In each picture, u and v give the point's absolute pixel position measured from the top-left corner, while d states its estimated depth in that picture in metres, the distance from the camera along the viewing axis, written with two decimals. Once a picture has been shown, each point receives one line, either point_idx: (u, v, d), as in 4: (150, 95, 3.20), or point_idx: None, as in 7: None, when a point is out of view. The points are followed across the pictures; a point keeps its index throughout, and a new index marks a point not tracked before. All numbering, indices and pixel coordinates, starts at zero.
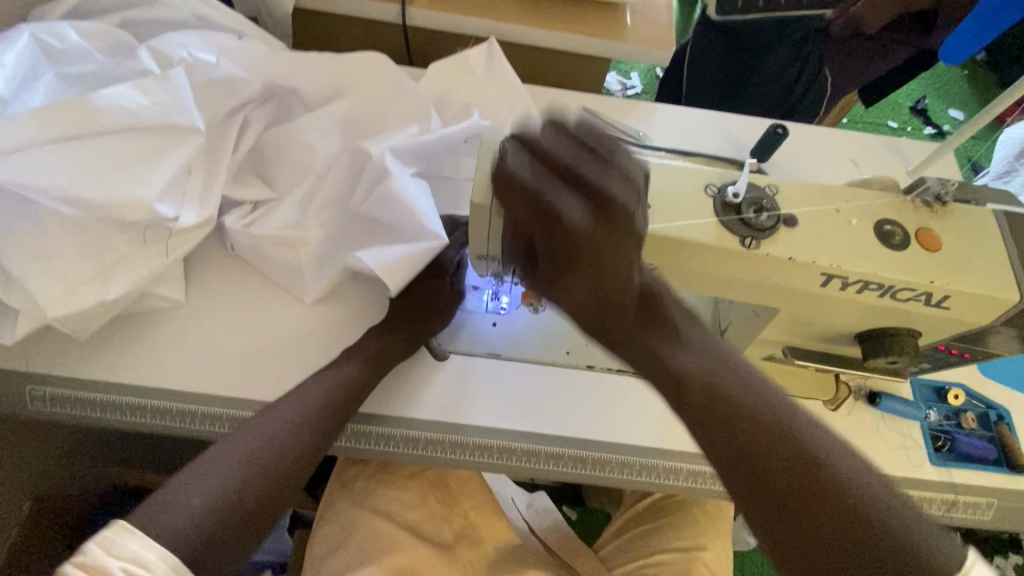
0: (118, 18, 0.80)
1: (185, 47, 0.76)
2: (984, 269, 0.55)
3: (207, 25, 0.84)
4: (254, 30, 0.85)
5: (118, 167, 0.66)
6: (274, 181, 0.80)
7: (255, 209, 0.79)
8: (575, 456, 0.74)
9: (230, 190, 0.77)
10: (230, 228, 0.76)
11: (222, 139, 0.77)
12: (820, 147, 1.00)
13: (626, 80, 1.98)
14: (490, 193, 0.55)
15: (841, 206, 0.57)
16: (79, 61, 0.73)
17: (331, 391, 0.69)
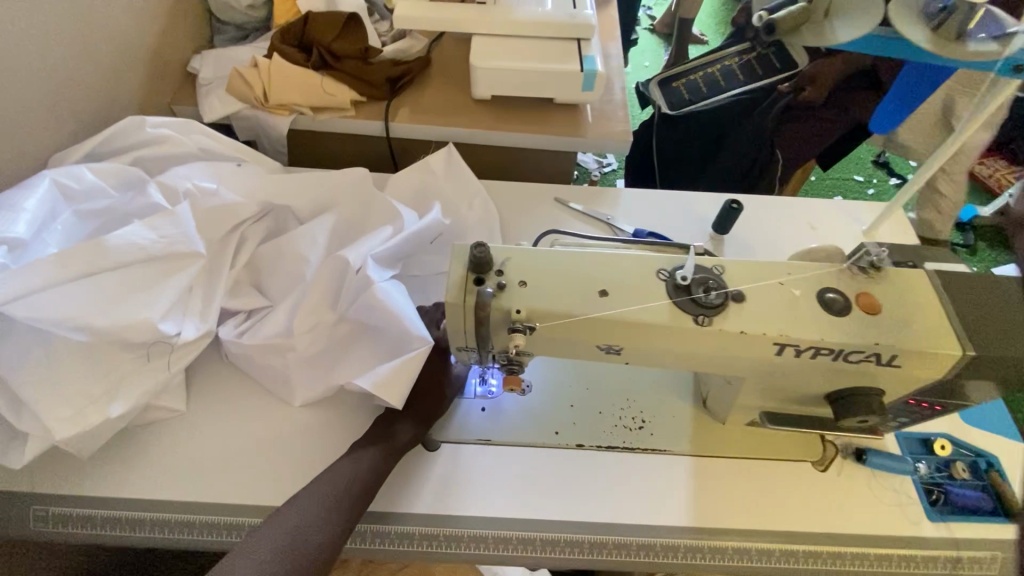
0: (131, 156, 0.91)
1: (189, 179, 0.86)
2: (923, 326, 0.60)
3: (210, 155, 0.95)
4: (251, 154, 0.97)
5: (126, 295, 0.73)
6: (269, 290, 0.87)
7: (249, 317, 0.85)
8: (569, 540, 0.74)
9: (227, 301, 0.84)
10: (225, 338, 0.82)
11: (221, 257, 0.85)
12: (778, 215, 1.08)
13: (603, 160, 2.13)
14: (461, 293, 0.59)
15: (785, 279, 0.62)
16: (94, 199, 0.81)
17: (347, 480, 0.71)
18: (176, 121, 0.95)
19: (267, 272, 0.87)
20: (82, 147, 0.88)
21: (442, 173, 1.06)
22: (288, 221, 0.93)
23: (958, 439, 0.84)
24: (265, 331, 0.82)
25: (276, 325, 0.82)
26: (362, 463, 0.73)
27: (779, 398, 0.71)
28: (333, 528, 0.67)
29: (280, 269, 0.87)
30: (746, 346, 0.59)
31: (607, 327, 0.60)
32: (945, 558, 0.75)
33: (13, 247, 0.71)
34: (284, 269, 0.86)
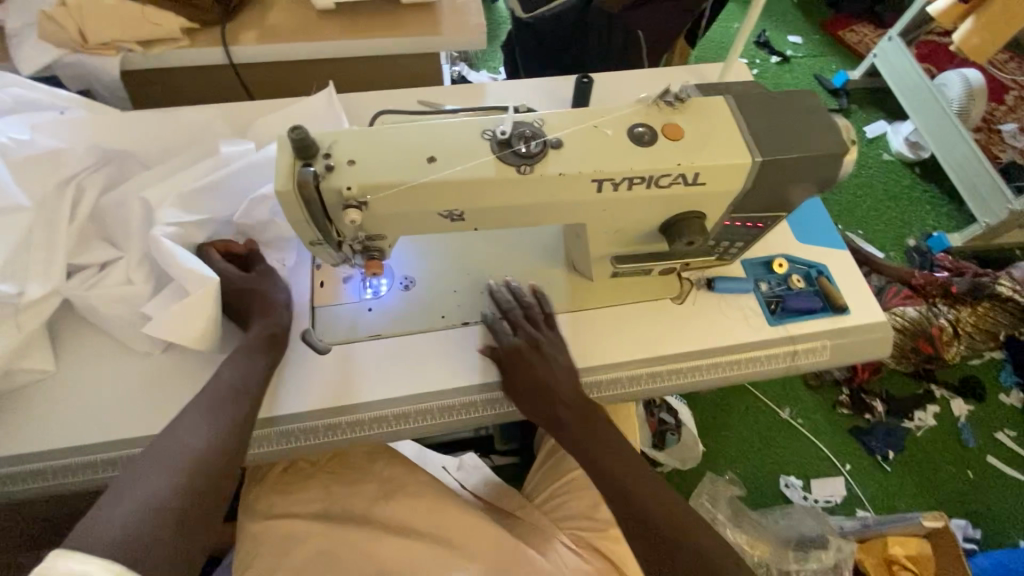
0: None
1: (3, 133, 0.80)
2: (721, 144, 0.67)
3: (30, 106, 0.87)
4: (79, 101, 0.90)
5: None
6: (117, 240, 0.83)
7: (100, 270, 0.81)
8: (463, 404, 0.82)
9: (74, 256, 0.80)
10: (74, 295, 0.79)
11: (56, 210, 0.80)
12: (632, 85, 1.12)
13: (495, 74, 2.11)
14: (291, 180, 0.60)
15: (599, 121, 0.67)
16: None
17: (223, 394, 0.71)
18: None
19: (113, 220, 0.83)
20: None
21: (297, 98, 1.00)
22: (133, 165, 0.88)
23: (794, 256, 0.96)
24: (122, 280, 0.80)
25: (137, 268, 0.80)
26: (233, 377, 0.74)
27: (623, 238, 0.78)
28: (223, 431, 0.68)
29: (124, 212, 0.83)
30: (568, 186, 0.65)
31: (438, 191, 0.63)
32: (784, 353, 0.89)
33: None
34: (127, 212, 0.82)
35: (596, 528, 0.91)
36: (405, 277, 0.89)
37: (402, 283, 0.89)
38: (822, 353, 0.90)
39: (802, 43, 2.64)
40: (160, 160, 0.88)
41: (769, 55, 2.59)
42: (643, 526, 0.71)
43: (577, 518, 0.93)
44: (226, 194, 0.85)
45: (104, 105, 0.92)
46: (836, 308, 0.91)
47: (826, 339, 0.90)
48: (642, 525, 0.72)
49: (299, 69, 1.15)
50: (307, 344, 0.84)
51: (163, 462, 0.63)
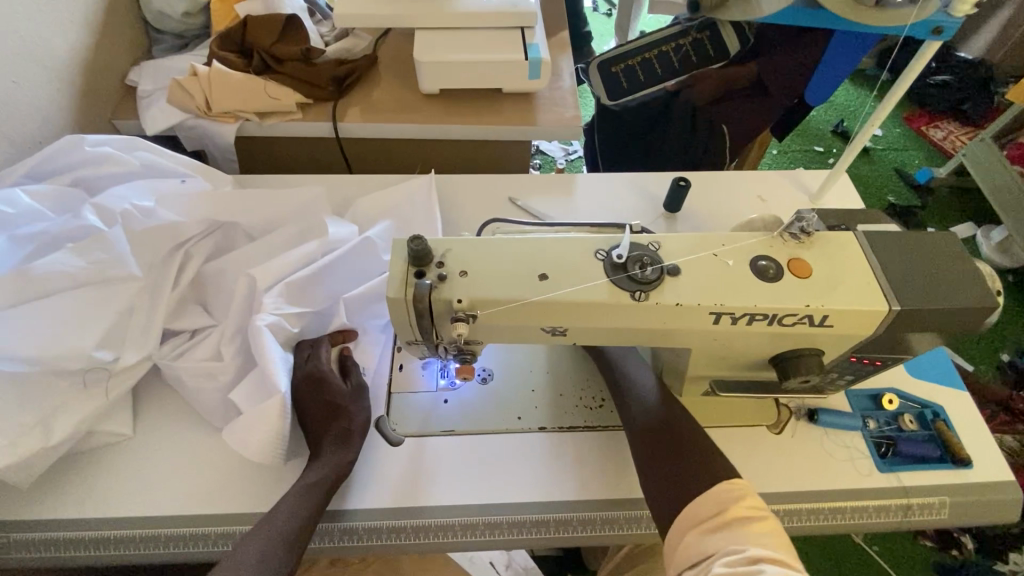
0: (69, 176, 0.88)
1: (127, 200, 0.83)
2: (853, 286, 0.62)
3: (155, 170, 0.92)
4: (197, 168, 0.94)
5: (59, 326, 0.72)
6: (213, 310, 0.86)
7: (191, 337, 0.83)
8: (536, 521, 0.75)
9: (169, 323, 0.82)
10: (161, 364, 0.79)
11: (162, 276, 0.82)
12: (725, 188, 1.09)
13: (568, 148, 2.14)
14: (403, 287, 0.59)
15: (718, 250, 0.64)
16: (24, 222, 0.79)
17: (276, 535, 0.66)
18: (118, 138, 0.92)
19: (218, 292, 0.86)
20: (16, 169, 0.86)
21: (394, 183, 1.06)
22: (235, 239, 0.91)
23: (904, 392, 0.87)
24: (211, 355, 0.81)
25: (228, 344, 0.81)
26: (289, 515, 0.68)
27: (726, 365, 0.73)
28: (306, 530, 0.68)
29: (225, 285, 0.86)
30: (684, 317, 0.61)
31: (547, 310, 0.61)
32: (896, 506, 0.79)
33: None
34: (228, 283, 0.86)
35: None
36: (484, 369, 0.86)
37: (481, 376, 0.86)
38: (942, 512, 0.79)
39: (883, 136, 2.57)
40: (264, 233, 0.91)
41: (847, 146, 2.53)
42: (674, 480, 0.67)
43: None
44: (327, 279, 0.87)
45: (221, 175, 0.97)
46: (957, 462, 0.80)
47: (946, 495, 0.79)
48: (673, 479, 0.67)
49: (396, 145, 1.19)
50: (380, 433, 0.81)
51: (251, 562, 0.63)
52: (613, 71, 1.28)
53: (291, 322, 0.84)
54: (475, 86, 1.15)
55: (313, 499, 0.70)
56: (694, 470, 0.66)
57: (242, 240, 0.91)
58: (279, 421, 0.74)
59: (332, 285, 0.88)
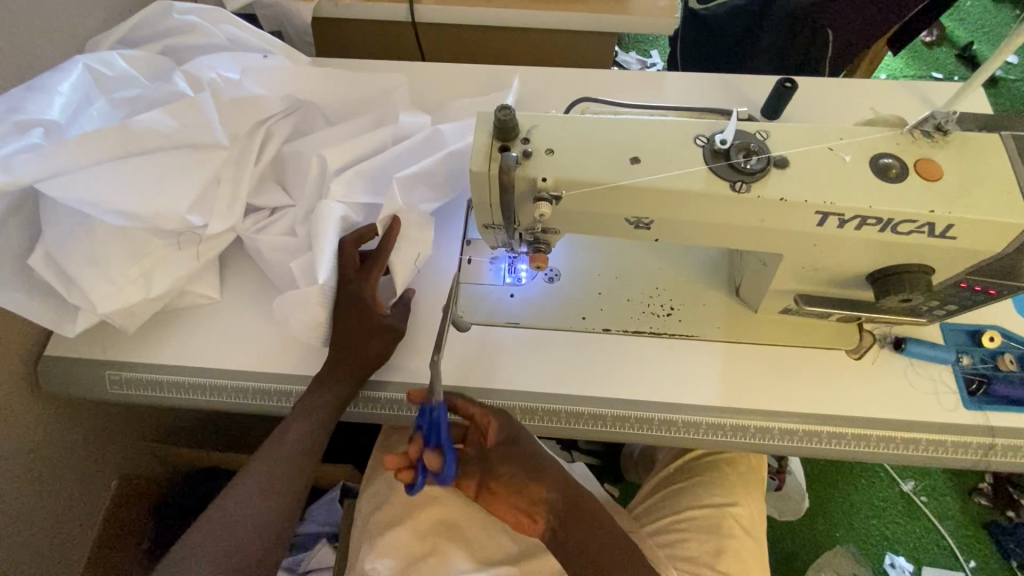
0: (161, 46, 0.89)
1: (213, 69, 0.84)
2: (989, 194, 0.55)
3: (240, 46, 0.92)
4: (280, 47, 0.93)
5: (154, 185, 0.74)
6: (290, 189, 0.87)
7: (271, 214, 0.86)
8: (593, 414, 0.77)
9: (254, 198, 0.85)
10: (244, 235, 0.83)
11: (245, 152, 0.84)
12: (834, 95, 0.97)
13: (647, 58, 1.97)
14: (487, 161, 0.58)
15: (835, 144, 0.57)
16: (121, 85, 0.81)
17: (292, 452, 0.74)
18: (203, 7, 0.91)
19: (292, 170, 0.87)
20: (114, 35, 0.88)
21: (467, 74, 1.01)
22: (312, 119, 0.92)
23: (1010, 332, 0.80)
24: (289, 231, 0.83)
25: (303, 222, 0.83)
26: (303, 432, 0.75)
27: (818, 278, 0.68)
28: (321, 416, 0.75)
29: (302, 162, 0.86)
30: (787, 214, 0.56)
31: (636, 195, 0.57)
32: (978, 445, 0.74)
33: (49, 129, 0.71)
34: (303, 161, 0.86)
35: None
36: (551, 268, 0.85)
37: (548, 275, 0.85)
38: None
39: (1020, 63, 2.20)
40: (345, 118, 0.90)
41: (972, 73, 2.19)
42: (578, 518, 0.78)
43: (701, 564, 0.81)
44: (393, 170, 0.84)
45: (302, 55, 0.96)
46: None
47: None
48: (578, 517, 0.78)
49: (472, 34, 1.13)
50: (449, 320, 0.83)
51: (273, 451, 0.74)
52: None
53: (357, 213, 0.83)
54: None
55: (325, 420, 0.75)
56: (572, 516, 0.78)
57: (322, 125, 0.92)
58: (319, 309, 0.77)
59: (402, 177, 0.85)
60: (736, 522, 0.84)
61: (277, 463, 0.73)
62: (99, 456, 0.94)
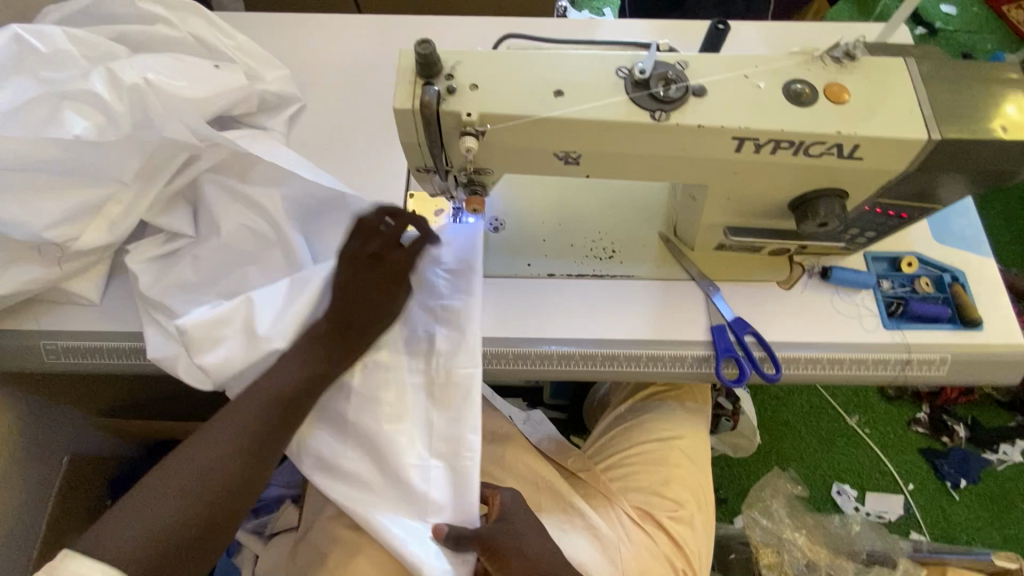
0: (114, 31, 0.81)
1: (139, 72, 0.75)
2: (892, 115, 0.58)
3: (206, 47, 0.85)
4: (238, 59, 0.86)
5: (20, 195, 0.70)
6: (200, 219, 0.79)
7: (168, 237, 0.80)
8: (539, 354, 0.79)
9: (154, 218, 0.78)
10: (130, 261, 0.77)
11: (155, 174, 0.77)
12: (767, 38, 0.99)
13: (598, 16, 1.95)
14: (410, 98, 0.57)
15: (750, 71, 0.59)
16: (49, 65, 0.74)
17: (268, 399, 0.70)
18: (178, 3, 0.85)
19: (206, 205, 0.79)
20: (69, 7, 0.82)
21: (405, 25, 1.00)
22: (257, 118, 0.89)
23: (927, 257, 0.85)
24: (193, 263, 0.78)
25: (211, 254, 0.78)
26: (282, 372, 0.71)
27: (744, 208, 0.71)
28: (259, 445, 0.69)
29: (228, 204, 0.79)
30: (705, 141, 0.58)
31: (562, 128, 0.58)
32: (896, 361, 0.79)
33: None
34: (231, 204, 0.79)
35: (665, 508, 0.88)
36: (494, 218, 0.86)
37: (491, 223, 0.86)
38: (941, 369, 0.79)
39: (957, 14, 2.27)
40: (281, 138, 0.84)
41: (913, 24, 2.24)
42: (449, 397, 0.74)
43: (648, 493, 0.89)
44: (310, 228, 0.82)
45: (277, 62, 0.91)
46: (967, 322, 0.80)
47: (950, 354, 0.79)
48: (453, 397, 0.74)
49: None
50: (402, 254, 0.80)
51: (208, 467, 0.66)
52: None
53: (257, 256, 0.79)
54: None
55: (315, 364, 0.72)
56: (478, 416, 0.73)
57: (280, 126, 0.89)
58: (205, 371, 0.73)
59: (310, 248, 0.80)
60: (681, 453, 0.91)
61: (252, 398, 0.70)
62: (41, 448, 0.92)
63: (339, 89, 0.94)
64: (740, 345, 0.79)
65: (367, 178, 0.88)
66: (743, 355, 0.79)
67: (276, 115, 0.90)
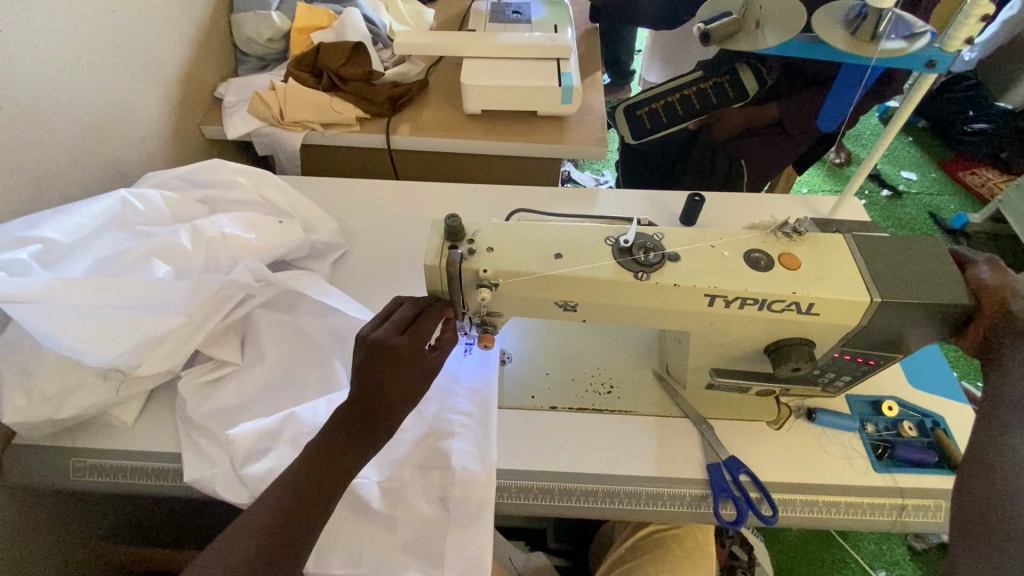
0: (201, 195, 1.00)
1: (217, 226, 0.93)
2: (837, 280, 0.69)
3: (270, 204, 1.04)
4: (294, 213, 1.04)
5: (96, 328, 0.77)
6: (247, 348, 0.91)
7: (217, 366, 0.89)
8: (543, 488, 0.82)
9: (207, 349, 0.88)
10: (184, 387, 0.86)
11: (213, 312, 0.87)
12: (739, 205, 1.17)
13: (599, 176, 2.24)
14: (436, 256, 0.70)
15: (715, 242, 0.72)
16: (145, 222, 0.92)
17: (280, 507, 0.63)
18: (251, 171, 1.05)
19: (256, 335, 0.91)
20: (168, 173, 1.01)
21: (433, 190, 1.19)
22: (307, 261, 1.04)
23: (905, 402, 0.91)
24: (234, 386, 0.87)
25: (254, 380, 0.87)
26: (303, 474, 0.65)
27: (725, 352, 0.79)
28: (297, 503, 0.63)
29: (274, 334, 0.91)
30: (682, 298, 0.69)
31: (561, 283, 0.70)
32: (891, 506, 0.81)
33: (47, 245, 0.81)
34: (276, 334, 0.91)
35: None
36: (504, 351, 0.95)
37: (500, 356, 0.94)
38: (936, 515, 0.81)
39: (918, 179, 2.55)
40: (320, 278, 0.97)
41: (879, 187, 2.50)
42: (394, 358, 0.65)
43: None
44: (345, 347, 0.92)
45: (328, 215, 1.08)
46: (955, 468, 0.83)
47: (942, 500, 0.81)
48: (392, 357, 0.65)
49: (438, 157, 1.33)
50: None
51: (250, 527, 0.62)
52: (636, 112, 1.33)
53: (294, 378, 0.89)
54: (511, 109, 1.29)
55: (332, 467, 0.65)
56: (398, 373, 0.65)
57: (325, 268, 1.03)
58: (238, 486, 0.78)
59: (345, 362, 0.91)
60: None
61: (269, 499, 0.64)
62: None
63: (374, 239, 1.11)
64: (736, 485, 0.81)
65: None
66: (740, 495, 0.81)
67: (320, 258, 1.04)
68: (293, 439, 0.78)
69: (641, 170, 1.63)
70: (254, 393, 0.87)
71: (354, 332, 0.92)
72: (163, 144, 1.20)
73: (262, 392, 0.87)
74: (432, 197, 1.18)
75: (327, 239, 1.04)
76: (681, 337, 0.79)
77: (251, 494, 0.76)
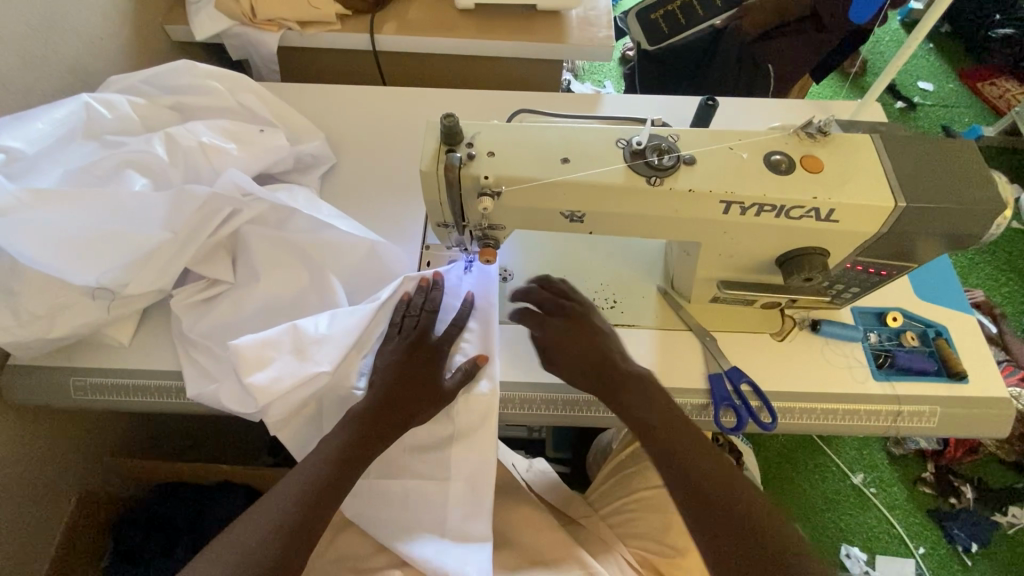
0: (173, 101, 0.92)
1: (195, 135, 0.86)
2: (861, 184, 0.65)
3: (250, 112, 0.96)
4: (277, 123, 0.96)
5: (75, 245, 0.74)
6: (239, 265, 0.87)
7: (209, 285, 0.86)
8: (546, 400, 0.83)
9: (197, 267, 0.84)
10: (177, 306, 0.84)
11: (199, 227, 0.82)
12: (753, 110, 1.09)
13: (600, 87, 2.11)
14: (433, 161, 0.66)
15: (735, 144, 0.67)
16: (115, 132, 0.85)
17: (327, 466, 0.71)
18: (226, 74, 0.95)
19: (248, 252, 0.87)
20: (134, 76, 0.91)
21: (424, 97, 1.11)
22: (293, 175, 0.97)
23: (909, 313, 0.90)
24: (229, 304, 0.85)
25: (248, 298, 0.85)
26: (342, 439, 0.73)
27: (735, 264, 0.77)
28: (340, 466, 0.72)
29: (266, 250, 0.87)
30: (695, 204, 0.66)
31: (568, 190, 0.66)
32: (887, 412, 0.83)
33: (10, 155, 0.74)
34: (268, 250, 0.87)
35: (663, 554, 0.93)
36: (505, 267, 0.92)
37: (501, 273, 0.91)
38: (930, 421, 0.83)
39: (934, 90, 2.41)
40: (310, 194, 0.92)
41: (893, 98, 2.37)
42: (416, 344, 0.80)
43: (647, 540, 0.95)
44: (340, 263, 0.88)
45: (313, 125, 1.01)
46: (953, 375, 0.84)
47: (938, 406, 0.83)
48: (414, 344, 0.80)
49: (428, 59, 1.23)
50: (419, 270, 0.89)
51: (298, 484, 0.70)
52: (653, 16, 1.30)
53: (290, 295, 0.86)
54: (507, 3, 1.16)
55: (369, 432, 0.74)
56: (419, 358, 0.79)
57: (313, 182, 0.98)
58: (241, 396, 0.77)
59: (343, 278, 0.88)
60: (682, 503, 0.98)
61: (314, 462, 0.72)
62: (53, 489, 0.93)
63: (364, 151, 1.04)
64: (737, 395, 0.82)
65: (390, 228, 0.95)
66: (740, 404, 0.82)
67: (308, 172, 0.98)
68: (299, 350, 0.77)
69: (659, 81, 1.46)
70: (250, 311, 0.85)
71: (350, 248, 0.87)
72: (125, 46, 1.09)
73: (259, 309, 0.85)
74: (423, 105, 1.10)
75: (313, 150, 0.97)
76: (691, 247, 0.76)
77: (258, 404, 0.76)
